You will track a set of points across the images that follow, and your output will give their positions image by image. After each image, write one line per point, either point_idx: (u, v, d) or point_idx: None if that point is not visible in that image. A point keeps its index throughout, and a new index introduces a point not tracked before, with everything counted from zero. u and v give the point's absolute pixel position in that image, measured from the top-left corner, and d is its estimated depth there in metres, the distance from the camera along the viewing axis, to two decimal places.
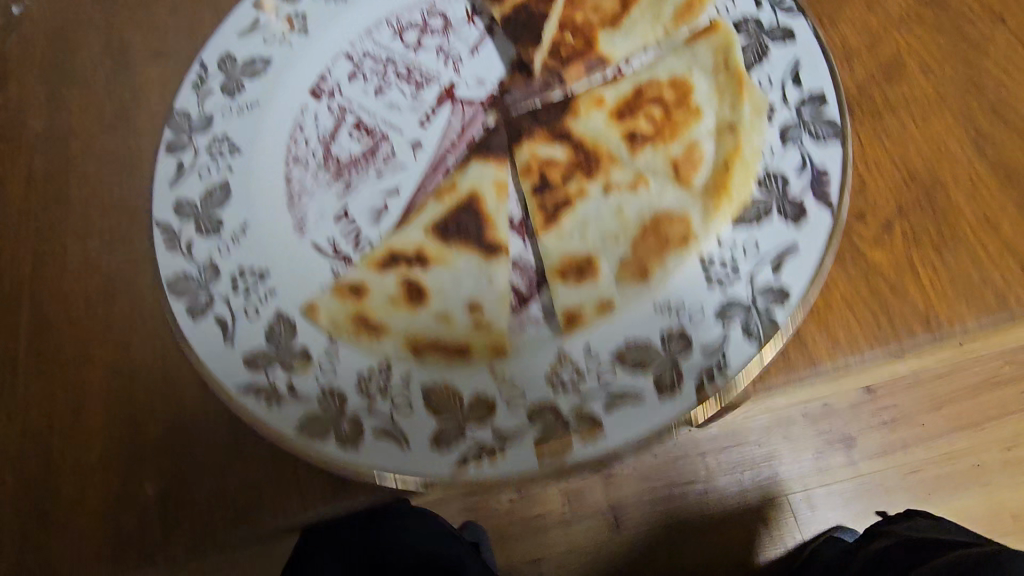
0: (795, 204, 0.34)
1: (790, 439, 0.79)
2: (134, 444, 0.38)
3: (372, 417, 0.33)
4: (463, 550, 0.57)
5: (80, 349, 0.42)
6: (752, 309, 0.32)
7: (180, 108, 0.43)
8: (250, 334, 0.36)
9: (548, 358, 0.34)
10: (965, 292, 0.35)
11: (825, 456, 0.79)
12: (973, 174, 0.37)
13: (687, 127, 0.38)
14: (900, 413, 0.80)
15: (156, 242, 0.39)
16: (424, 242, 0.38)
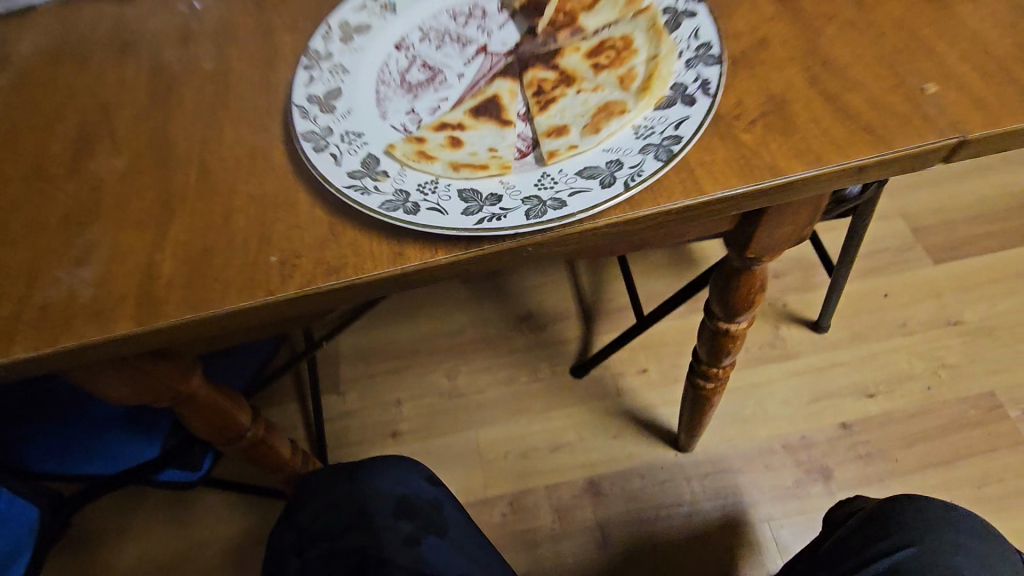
0: (691, 98, 0.57)
1: (764, 466, 1.60)
2: (264, 234, 0.59)
3: (428, 200, 0.54)
4: (438, 495, 0.89)
5: (229, 185, 0.63)
6: (661, 147, 0.54)
7: (313, 48, 0.68)
8: (351, 161, 0.58)
9: (536, 174, 0.54)
10: (799, 155, 0.55)
11: (795, 487, 1.56)
12: (808, 96, 0.59)
13: (630, 58, 0.61)
14: (878, 452, 1.59)
15: (294, 115, 0.62)
16: (463, 118, 0.60)
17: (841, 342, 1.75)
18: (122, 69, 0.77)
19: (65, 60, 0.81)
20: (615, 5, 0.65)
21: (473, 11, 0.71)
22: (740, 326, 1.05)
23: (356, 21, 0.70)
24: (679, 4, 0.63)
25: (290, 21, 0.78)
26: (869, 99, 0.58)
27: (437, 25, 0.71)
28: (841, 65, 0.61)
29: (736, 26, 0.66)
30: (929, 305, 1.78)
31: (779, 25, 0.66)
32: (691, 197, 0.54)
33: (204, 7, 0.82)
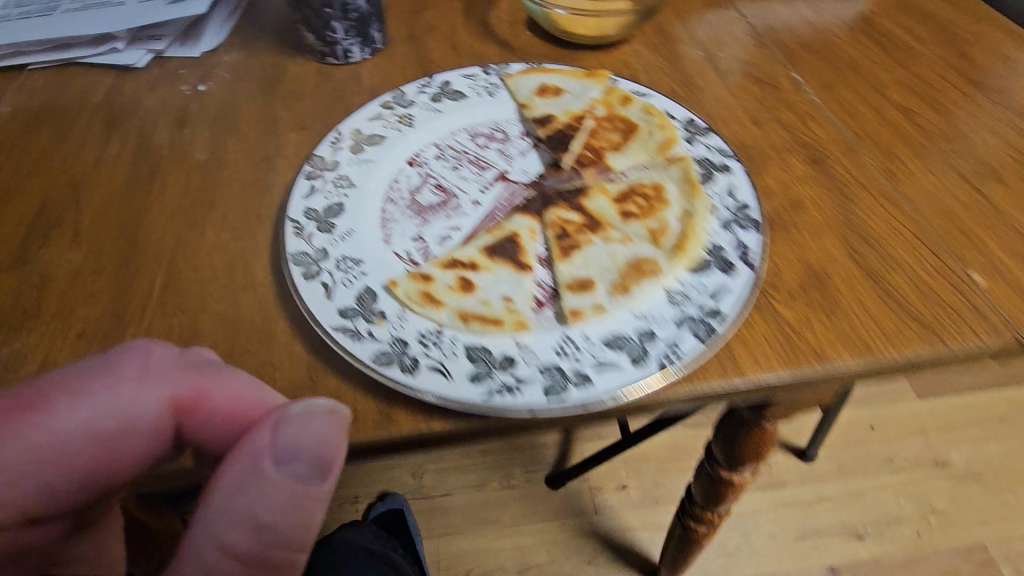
0: (729, 264, 0.51)
1: None
2: (230, 370, 0.50)
3: (429, 356, 0.46)
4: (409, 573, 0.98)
5: (199, 301, 0.55)
6: (698, 321, 0.48)
7: (319, 155, 0.62)
8: (345, 295, 0.50)
9: (556, 337, 0.47)
10: (845, 341, 0.50)
11: None
12: (849, 271, 0.55)
13: (662, 209, 0.56)
14: None
15: (285, 231, 0.55)
16: (476, 256, 0.54)
17: (826, 473, 1.55)
18: (104, 145, 0.71)
19: (41, 128, 0.74)
20: (645, 149, 0.62)
21: (494, 133, 0.68)
22: (744, 476, 0.97)
23: (368, 130, 0.66)
24: (713, 156, 0.60)
25: (299, 118, 0.73)
26: (913, 285, 0.54)
27: (454, 143, 0.67)
28: (880, 242, 0.58)
29: (769, 183, 0.63)
30: (914, 442, 1.59)
31: (812, 188, 0.63)
32: (730, 382, 0.47)
33: (208, 92, 0.78)
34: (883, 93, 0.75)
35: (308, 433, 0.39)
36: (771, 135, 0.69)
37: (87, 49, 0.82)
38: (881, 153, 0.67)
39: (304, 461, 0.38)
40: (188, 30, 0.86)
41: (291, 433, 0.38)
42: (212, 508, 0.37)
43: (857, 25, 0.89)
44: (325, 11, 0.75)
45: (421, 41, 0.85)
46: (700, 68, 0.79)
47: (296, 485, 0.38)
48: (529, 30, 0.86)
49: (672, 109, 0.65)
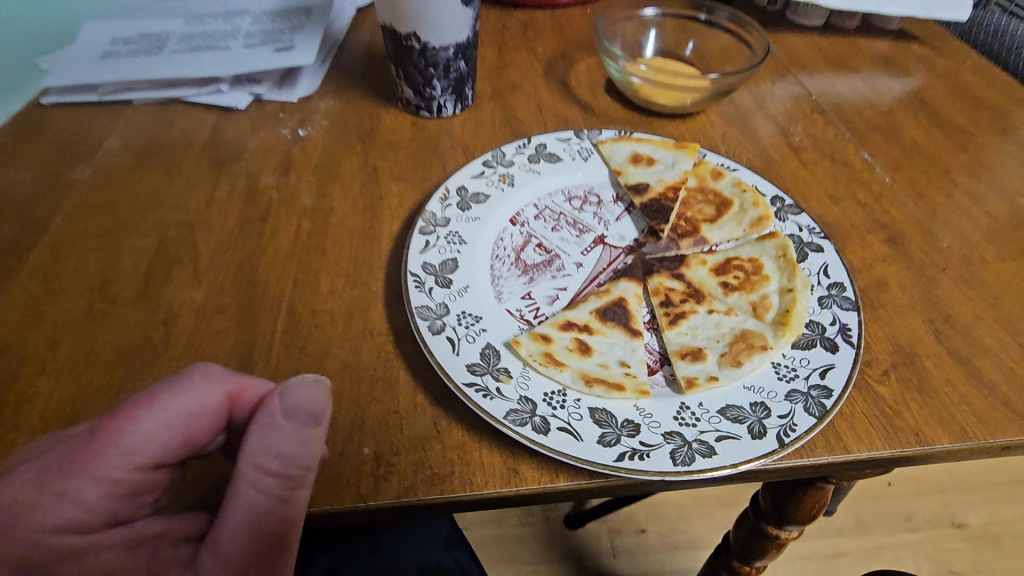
0: (832, 342, 0.54)
1: None
2: (356, 416, 0.52)
3: (557, 417, 0.49)
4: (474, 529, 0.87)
5: (321, 346, 0.57)
6: (809, 397, 0.50)
7: (430, 210, 0.66)
8: (469, 351, 0.53)
9: (674, 404, 0.50)
10: (940, 422, 0.53)
11: None
12: (937, 352, 0.58)
13: (761, 285, 0.61)
14: None
15: (407, 283, 0.58)
16: (589, 319, 0.58)
17: (845, 526, 1.55)
18: (214, 186, 0.74)
19: (151, 165, 0.77)
20: (739, 225, 0.66)
21: (588, 196, 0.72)
22: (790, 533, 0.95)
23: (473, 188, 0.69)
24: (805, 233, 0.64)
25: (398, 169, 0.77)
26: (999, 369, 0.57)
27: (552, 204, 0.71)
28: (964, 325, 0.61)
29: (852, 260, 0.67)
30: (930, 501, 1.59)
31: (894, 268, 0.67)
32: (835, 455, 0.50)
33: (308, 137, 0.82)
34: (947, 177, 0.79)
35: (300, 400, 0.45)
36: (848, 212, 0.73)
37: (192, 89, 0.86)
38: (954, 237, 0.71)
39: (305, 412, 0.44)
40: (286, 75, 0.90)
41: (292, 392, 0.44)
42: (237, 473, 0.42)
43: (915, 106, 0.94)
44: (429, 71, 0.80)
45: (507, 99, 0.90)
46: (774, 142, 0.84)
47: (301, 429, 0.44)
48: (610, 94, 0.92)
49: (761, 185, 0.69)
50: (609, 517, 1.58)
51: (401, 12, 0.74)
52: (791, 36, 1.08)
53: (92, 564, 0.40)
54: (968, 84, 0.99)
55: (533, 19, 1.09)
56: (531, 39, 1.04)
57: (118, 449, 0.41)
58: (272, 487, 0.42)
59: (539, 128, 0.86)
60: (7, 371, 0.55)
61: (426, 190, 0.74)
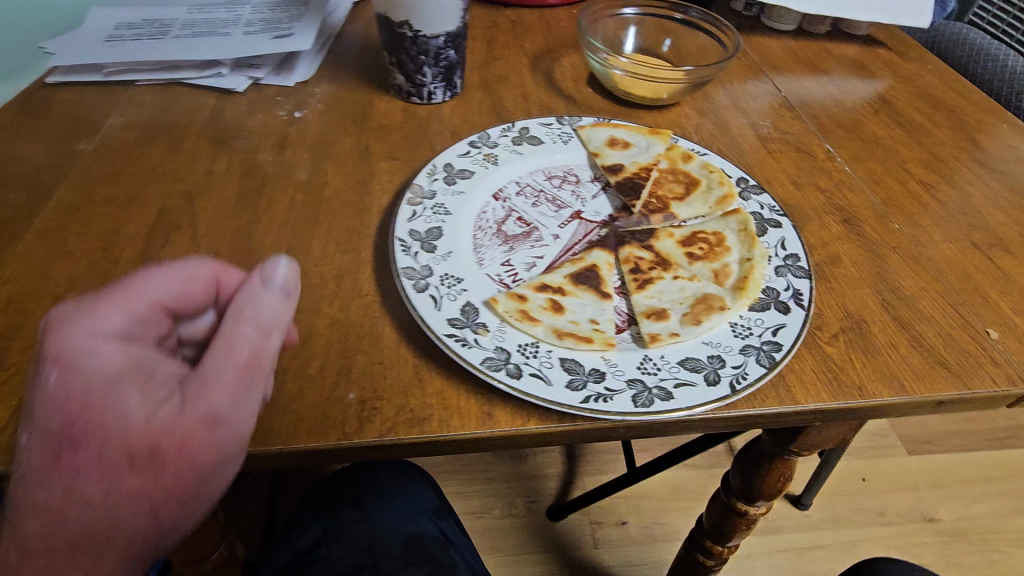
0: (784, 305, 0.59)
1: None
2: (343, 365, 0.56)
3: (529, 364, 0.53)
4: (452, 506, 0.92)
5: (312, 304, 0.61)
6: (760, 351, 0.55)
7: (418, 184, 0.70)
8: (451, 307, 0.57)
9: (638, 356, 0.55)
10: (883, 379, 0.58)
11: None
12: (884, 319, 0.63)
13: (723, 255, 0.65)
14: None
15: (394, 247, 0.62)
16: (562, 283, 0.62)
17: (821, 520, 1.59)
18: (212, 161, 0.78)
19: (152, 141, 0.81)
20: (706, 202, 0.71)
21: (567, 176, 0.77)
22: (758, 508, 0.99)
23: (459, 165, 0.74)
24: (764, 211, 0.69)
25: (389, 150, 0.82)
26: (939, 335, 0.62)
27: (533, 182, 0.75)
28: (910, 297, 0.66)
29: (811, 238, 0.72)
30: (904, 496, 1.64)
31: (849, 246, 0.72)
32: (786, 405, 0.54)
33: (304, 119, 0.86)
34: (904, 169, 0.85)
35: (270, 274, 0.47)
36: (809, 196, 0.78)
37: (193, 72, 0.91)
38: (906, 221, 0.76)
39: (281, 287, 0.47)
40: (284, 61, 0.95)
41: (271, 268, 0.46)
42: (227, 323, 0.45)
43: (879, 105, 1.00)
44: (420, 58, 0.84)
45: (495, 89, 0.95)
46: (744, 133, 0.89)
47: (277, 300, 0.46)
48: (592, 86, 0.97)
49: (727, 169, 0.74)
50: (592, 508, 1.62)
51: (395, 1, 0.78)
52: (766, 39, 1.14)
53: (95, 366, 0.41)
54: (929, 87, 1.05)
55: (522, 17, 1.14)
56: (520, 36, 1.09)
57: (134, 288, 0.45)
58: (245, 334, 0.45)
59: (524, 116, 0.91)
60: (11, 320, 0.58)
61: (415, 168, 0.79)
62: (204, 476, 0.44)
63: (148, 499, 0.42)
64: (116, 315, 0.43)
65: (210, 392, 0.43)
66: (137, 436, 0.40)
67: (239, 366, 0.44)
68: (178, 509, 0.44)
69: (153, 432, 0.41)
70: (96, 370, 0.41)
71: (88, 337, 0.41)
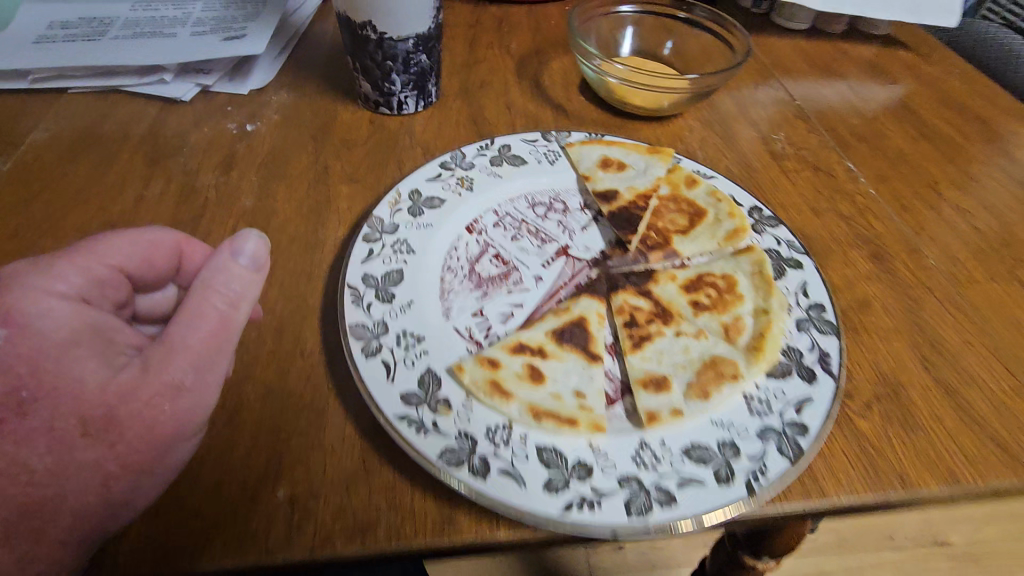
0: (810, 371, 0.49)
1: None
2: (275, 452, 0.46)
3: (498, 456, 0.43)
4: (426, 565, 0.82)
5: (245, 368, 0.51)
6: (782, 435, 0.45)
7: (377, 216, 0.59)
8: (407, 378, 0.47)
9: (633, 442, 0.45)
10: (927, 463, 0.48)
11: None
12: (924, 383, 0.53)
13: (735, 304, 0.55)
14: None
15: (343, 298, 0.52)
16: (544, 341, 0.52)
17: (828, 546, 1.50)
18: (146, 184, 0.68)
19: (79, 160, 0.70)
20: (713, 237, 0.61)
21: (553, 203, 0.66)
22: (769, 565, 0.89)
23: (427, 192, 0.63)
24: (783, 248, 0.59)
25: (350, 170, 0.71)
26: (990, 402, 0.52)
27: (513, 211, 0.65)
28: (953, 352, 0.56)
29: (835, 279, 0.62)
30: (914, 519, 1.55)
31: (879, 287, 0.62)
32: (811, 501, 0.45)
33: (256, 133, 0.76)
34: (938, 190, 0.75)
35: (238, 247, 0.44)
36: (831, 225, 0.68)
37: (133, 78, 0.80)
38: (942, 254, 0.66)
39: (252, 260, 0.44)
40: (237, 66, 0.84)
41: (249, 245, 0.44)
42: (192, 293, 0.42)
43: (905, 113, 0.89)
44: (386, 64, 0.73)
45: (475, 97, 0.84)
46: (756, 149, 0.79)
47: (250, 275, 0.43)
48: (584, 95, 0.86)
49: (738, 194, 0.64)
50: None
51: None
52: (777, 39, 1.04)
53: (50, 323, 0.39)
54: (959, 92, 0.95)
55: (508, 13, 1.03)
56: (505, 35, 0.98)
57: (95, 253, 0.44)
58: (212, 303, 0.42)
59: (507, 129, 0.80)
60: None
61: (379, 193, 0.69)
62: (161, 451, 0.40)
63: (99, 471, 0.38)
64: (75, 276, 0.42)
65: (173, 358, 0.40)
66: (95, 401, 0.38)
67: (205, 333, 0.41)
68: (129, 488, 0.39)
69: (113, 395, 0.39)
70: (49, 332, 0.39)
71: (44, 296, 0.40)
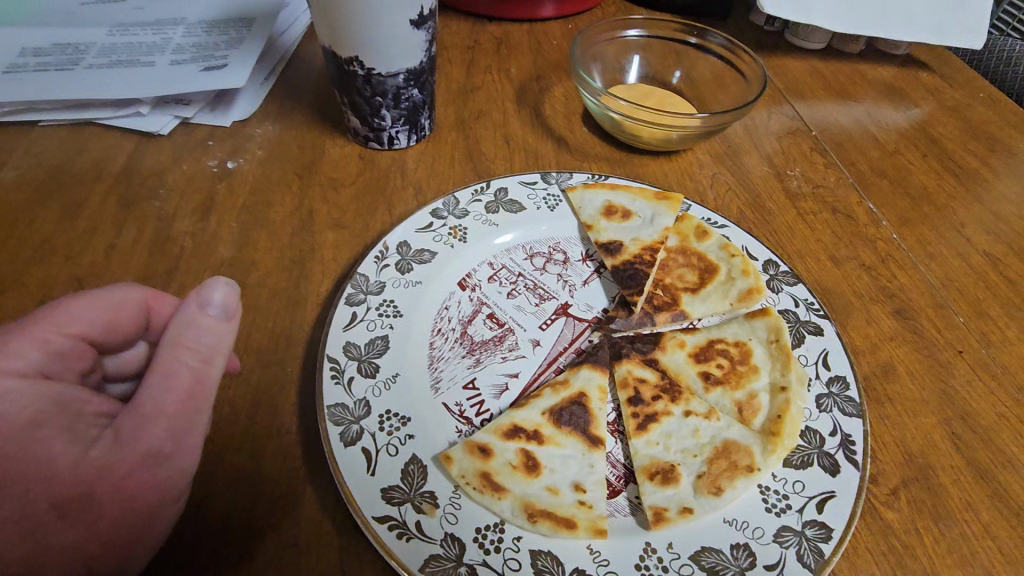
0: (832, 459, 0.45)
1: None
2: (243, 553, 0.42)
3: (490, 567, 0.38)
4: None
5: (215, 449, 0.47)
6: (803, 539, 0.41)
7: (362, 273, 0.55)
8: (389, 469, 0.42)
9: (637, 546, 0.40)
10: (960, 563, 0.44)
11: None
12: (956, 464, 0.49)
13: (749, 380, 0.53)
14: None
15: (321, 372, 0.47)
16: (541, 423, 0.50)
17: None
18: (117, 231, 0.64)
19: (48, 202, 0.66)
20: (724, 298, 0.58)
21: (553, 253, 0.62)
22: None
23: (417, 244, 0.59)
24: (801, 309, 0.55)
25: (337, 213, 0.67)
26: None
27: (510, 263, 0.60)
28: (987, 428, 0.52)
29: (856, 340, 0.58)
30: None
31: (904, 349, 0.57)
32: None
33: (238, 171, 0.71)
34: (963, 235, 0.70)
35: (206, 296, 0.38)
36: (851, 276, 0.64)
37: (107, 111, 0.75)
38: (971, 309, 0.62)
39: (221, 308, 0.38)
40: (219, 96, 0.80)
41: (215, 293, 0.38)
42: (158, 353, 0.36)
43: (927, 144, 0.84)
44: (376, 99, 0.69)
45: (471, 128, 0.80)
46: (769, 188, 0.74)
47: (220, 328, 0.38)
48: (587, 126, 0.82)
49: (752, 247, 0.60)
50: None
51: (342, 33, 0.63)
52: (790, 60, 0.98)
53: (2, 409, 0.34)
54: (983, 120, 0.90)
55: (508, 33, 0.98)
56: (504, 57, 0.93)
57: (51, 319, 0.39)
58: (183, 361, 0.36)
59: (505, 164, 0.76)
60: None
61: (367, 241, 0.64)
62: (144, 522, 0.36)
63: (79, 554, 0.34)
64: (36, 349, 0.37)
65: (148, 426, 0.35)
66: (68, 483, 0.33)
67: (180, 395, 0.36)
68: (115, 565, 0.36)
69: (87, 474, 0.34)
70: (9, 414, 0.34)
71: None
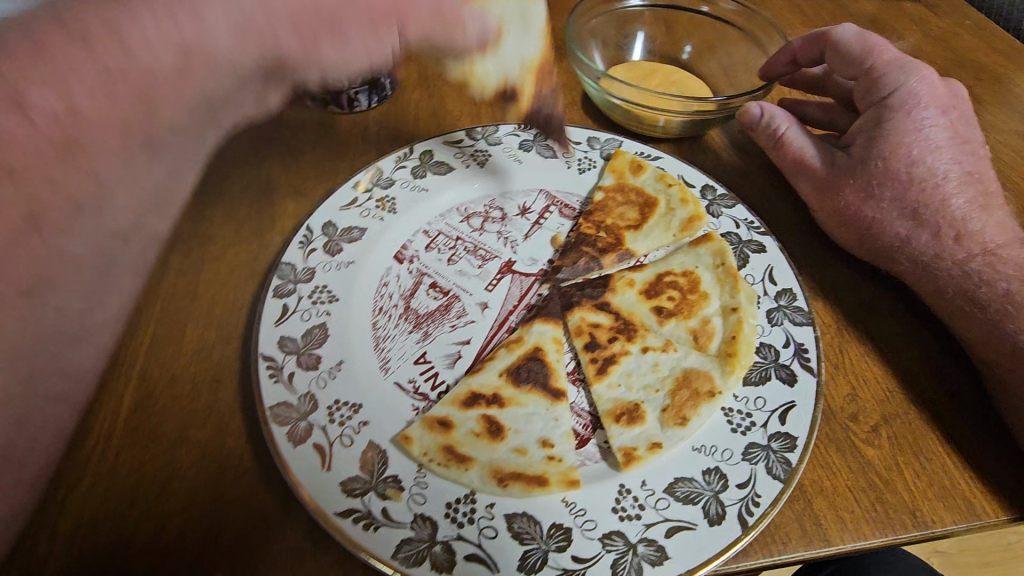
0: (788, 370, 0.46)
1: None
2: (213, 527, 0.40)
3: (465, 540, 0.37)
4: None
5: (177, 430, 0.45)
6: (769, 451, 0.41)
7: (287, 261, 0.51)
8: (345, 462, 0.40)
9: (611, 490, 0.40)
10: (942, 495, 0.43)
11: None
12: (937, 399, 0.49)
13: (701, 307, 0.53)
14: None
15: (260, 375, 0.44)
16: (499, 385, 0.48)
17: None
18: None
19: None
20: (668, 231, 0.58)
21: (489, 210, 0.59)
22: None
23: (343, 222, 0.55)
24: (742, 230, 0.55)
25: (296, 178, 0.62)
26: None
27: (446, 228, 0.57)
28: None
29: (823, 279, 0.57)
30: None
31: (887, 287, 0.56)
32: (812, 548, 0.40)
33: None
34: None
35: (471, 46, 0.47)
36: None
37: None
38: None
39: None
40: None
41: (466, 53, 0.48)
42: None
43: None
44: None
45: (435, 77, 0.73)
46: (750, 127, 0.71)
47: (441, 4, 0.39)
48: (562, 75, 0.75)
49: (687, 175, 0.60)
50: None
51: None
52: None
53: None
54: (968, 48, 0.86)
55: None
56: None
57: None
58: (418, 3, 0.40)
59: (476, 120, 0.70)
60: None
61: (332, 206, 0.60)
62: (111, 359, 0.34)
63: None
64: None
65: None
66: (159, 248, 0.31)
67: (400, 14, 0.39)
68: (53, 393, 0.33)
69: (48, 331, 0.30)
70: None
71: None
